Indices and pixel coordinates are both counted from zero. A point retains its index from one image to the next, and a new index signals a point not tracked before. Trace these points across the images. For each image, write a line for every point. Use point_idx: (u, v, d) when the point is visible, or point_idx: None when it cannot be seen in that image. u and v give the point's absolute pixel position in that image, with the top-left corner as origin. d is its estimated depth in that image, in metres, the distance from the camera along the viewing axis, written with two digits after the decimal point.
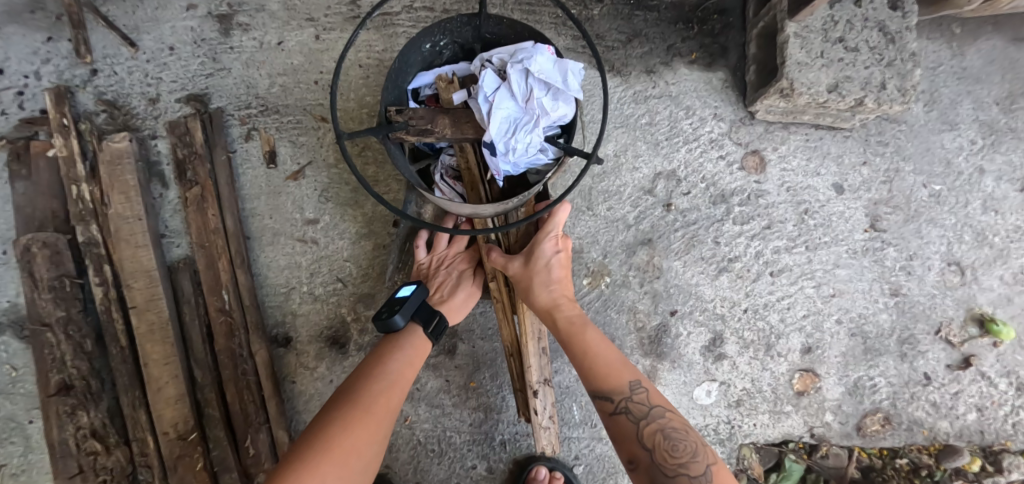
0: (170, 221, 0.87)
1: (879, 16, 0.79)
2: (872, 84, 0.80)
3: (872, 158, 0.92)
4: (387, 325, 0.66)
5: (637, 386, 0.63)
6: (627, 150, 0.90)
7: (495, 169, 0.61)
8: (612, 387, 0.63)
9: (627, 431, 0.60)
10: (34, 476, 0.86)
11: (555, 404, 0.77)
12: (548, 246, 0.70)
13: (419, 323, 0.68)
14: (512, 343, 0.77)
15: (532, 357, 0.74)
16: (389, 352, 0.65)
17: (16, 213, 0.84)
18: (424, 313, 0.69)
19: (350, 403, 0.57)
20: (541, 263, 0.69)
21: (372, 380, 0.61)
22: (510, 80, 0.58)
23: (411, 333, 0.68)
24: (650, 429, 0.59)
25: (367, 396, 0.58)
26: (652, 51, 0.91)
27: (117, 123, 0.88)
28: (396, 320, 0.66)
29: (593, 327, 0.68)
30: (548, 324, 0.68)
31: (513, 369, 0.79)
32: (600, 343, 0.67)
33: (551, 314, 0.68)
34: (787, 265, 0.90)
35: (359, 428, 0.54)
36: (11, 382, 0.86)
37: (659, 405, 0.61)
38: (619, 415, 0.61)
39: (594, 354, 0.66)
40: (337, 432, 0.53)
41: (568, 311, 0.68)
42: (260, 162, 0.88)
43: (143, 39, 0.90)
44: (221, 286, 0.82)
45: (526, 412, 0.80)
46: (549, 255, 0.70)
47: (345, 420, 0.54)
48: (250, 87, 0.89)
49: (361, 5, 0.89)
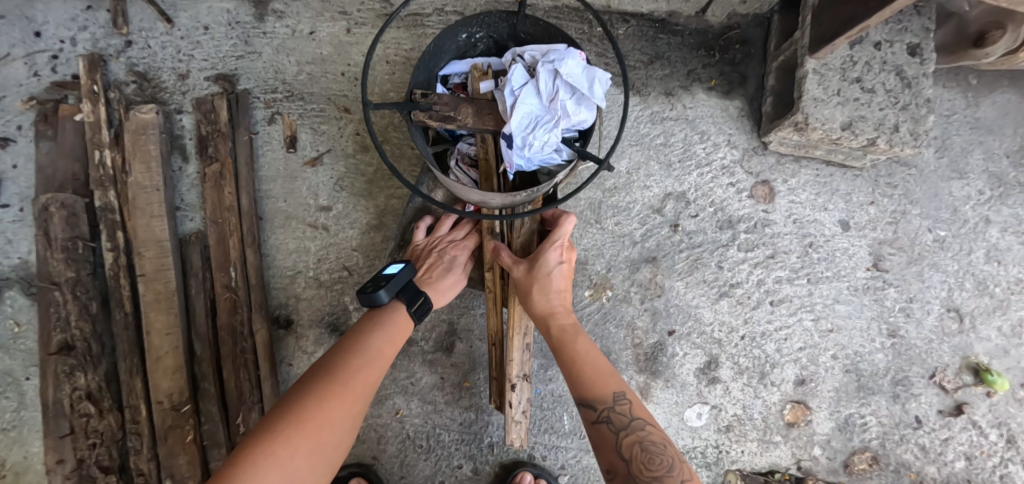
0: (186, 195, 0.89)
1: (898, 60, 0.80)
2: (886, 126, 0.82)
3: (880, 198, 0.93)
4: (372, 299, 0.65)
5: (620, 397, 0.63)
6: (640, 168, 0.91)
7: (508, 161, 0.63)
8: (597, 397, 0.63)
9: (606, 441, 0.60)
10: (23, 432, 0.87)
11: (530, 400, 0.77)
12: (552, 255, 0.71)
13: (403, 302, 0.68)
14: (498, 333, 0.78)
15: (515, 351, 0.74)
16: (366, 330, 0.64)
17: (38, 172, 0.86)
18: (410, 292, 0.69)
19: (324, 383, 0.55)
20: (543, 271, 0.70)
21: (347, 357, 0.60)
22: (538, 78, 0.60)
23: (393, 312, 0.67)
24: (628, 441, 0.59)
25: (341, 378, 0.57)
26: (672, 74, 0.93)
27: (146, 94, 0.90)
28: (380, 295, 0.65)
29: (586, 338, 0.68)
30: (542, 330, 0.70)
31: (494, 357, 0.80)
32: (591, 354, 0.67)
33: (549, 322, 0.69)
34: (787, 295, 0.91)
35: (336, 409, 0.53)
36: (13, 337, 0.87)
37: (641, 418, 0.61)
38: (600, 423, 0.61)
39: (582, 363, 0.66)
40: (310, 415, 0.51)
41: (564, 320, 0.70)
42: (280, 146, 0.90)
43: (180, 16, 0.92)
44: (230, 263, 0.84)
45: (499, 400, 0.80)
46: (552, 265, 0.70)
47: (323, 401, 0.53)
48: (278, 72, 0.91)
49: (394, 3, 0.92)
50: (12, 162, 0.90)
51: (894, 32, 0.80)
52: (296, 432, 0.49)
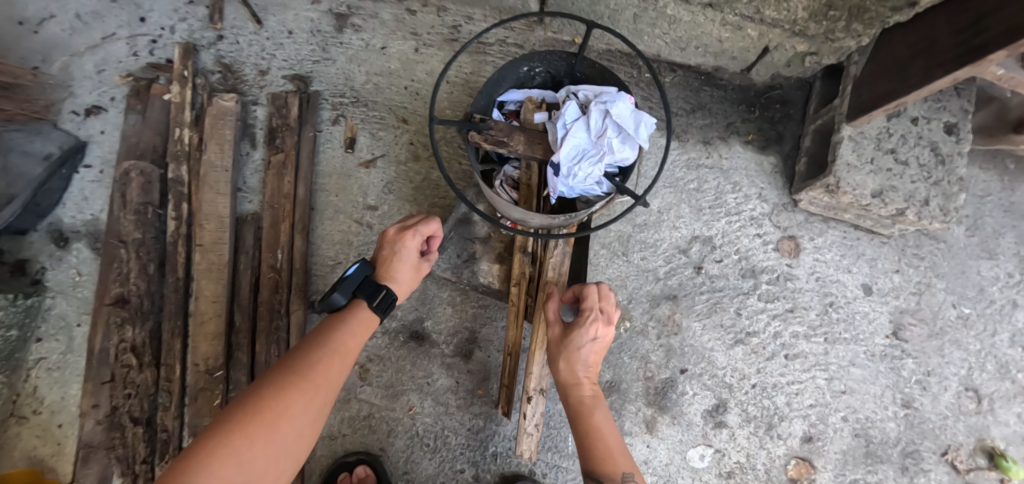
0: (249, 178, 0.97)
1: (934, 138, 0.84)
2: (916, 198, 0.84)
3: (906, 268, 0.95)
4: (329, 303, 0.66)
5: (629, 476, 0.63)
6: (671, 208, 0.95)
7: (552, 187, 0.68)
8: (606, 471, 0.64)
9: None
10: (64, 375, 0.93)
11: (543, 413, 0.80)
12: (587, 332, 0.70)
13: (362, 300, 0.67)
14: (516, 345, 0.82)
15: (535, 366, 0.78)
16: (333, 326, 0.63)
17: (124, 140, 0.95)
18: (368, 290, 0.68)
19: (285, 375, 0.55)
20: (575, 346, 0.70)
21: (312, 351, 0.59)
22: (590, 116, 0.66)
23: (360, 309, 0.66)
24: None
25: (304, 371, 0.56)
26: (712, 124, 0.97)
27: (227, 84, 0.99)
28: (334, 299, 0.65)
29: (605, 414, 0.69)
30: (564, 396, 0.72)
31: (508, 367, 0.83)
32: (607, 428, 0.67)
33: (575, 393, 0.70)
34: (803, 351, 0.92)
35: (293, 399, 0.53)
36: (73, 285, 0.95)
37: None
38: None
39: (596, 436, 0.67)
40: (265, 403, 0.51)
41: (582, 392, 0.70)
42: (339, 145, 0.98)
43: (269, 20, 1.02)
44: (278, 245, 0.90)
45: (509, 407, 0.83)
46: (584, 341, 0.70)
47: (277, 392, 0.53)
48: (347, 79, 0.99)
49: (460, 31, 1.00)
50: (101, 128, 1.01)
51: (931, 110, 0.84)
52: (250, 423, 0.49)
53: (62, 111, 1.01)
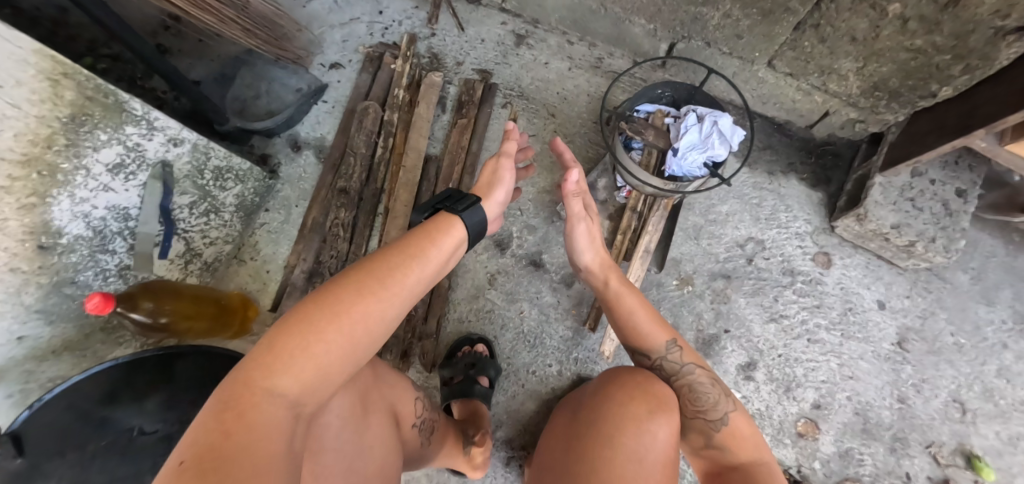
0: (436, 132, 1.35)
1: (945, 196, 1.14)
2: (928, 236, 1.13)
3: (915, 295, 1.22)
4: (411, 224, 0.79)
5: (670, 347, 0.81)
6: (737, 213, 1.26)
7: (668, 165, 1.03)
8: (649, 343, 0.81)
9: (662, 383, 0.80)
10: (279, 238, 1.30)
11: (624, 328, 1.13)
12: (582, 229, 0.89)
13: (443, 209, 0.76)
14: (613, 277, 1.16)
15: None
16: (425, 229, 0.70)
17: (359, 89, 1.36)
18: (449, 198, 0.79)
19: (353, 277, 0.58)
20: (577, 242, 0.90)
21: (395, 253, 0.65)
22: (703, 122, 0.99)
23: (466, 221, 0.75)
24: (681, 382, 0.79)
25: (374, 275, 0.59)
26: (777, 161, 1.30)
27: (433, 66, 1.40)
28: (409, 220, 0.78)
29: (635, 295, 0.84)
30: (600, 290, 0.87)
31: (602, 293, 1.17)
32: (640, 307, 0.82)
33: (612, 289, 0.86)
34: (823, 338, 1.19)
35: (366, 298, 0.57)
36: (299, 178, 1.33)
37: (690, 362, 0.79)
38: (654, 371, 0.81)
39: (634, 316, 0.82)
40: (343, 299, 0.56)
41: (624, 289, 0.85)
42: (504, 122, 1.35)
43: (469, 29, 1.42)
44: (454, 179, 1.26)
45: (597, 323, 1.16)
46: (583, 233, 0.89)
47: (354, 293, 0.57)
48: (517, 79, 1.38)
49: (603, 62, 1.38)
50: (338, 78, 1.42)
51: (946, 176, 1.14)
52: (329, 314, 0.54)
53: (316, 63, 1.43)
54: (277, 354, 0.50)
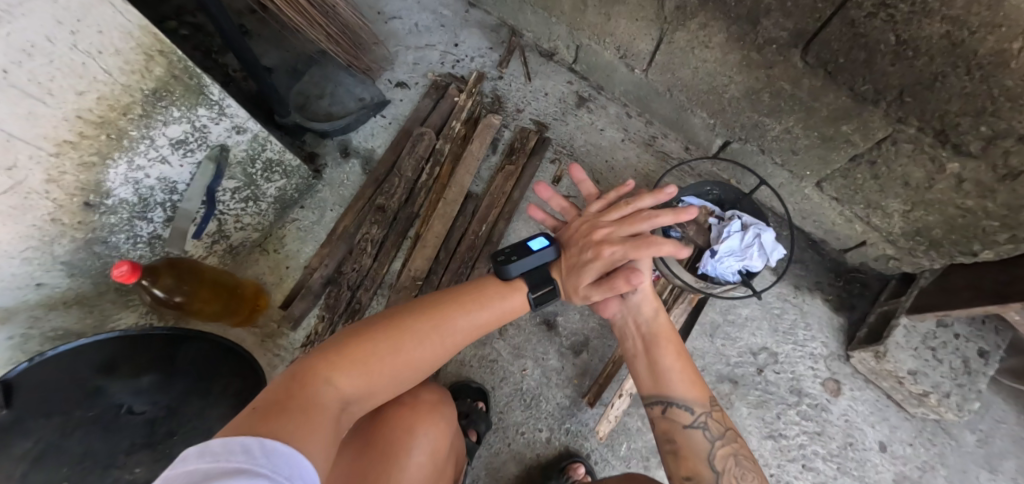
0: (482, 170, 1.37)
1: (966, 354, 1.13)
2: (943, 390, 1.11)
3: (918, 445, 1.19)
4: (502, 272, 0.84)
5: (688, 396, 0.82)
6: (757, 319, 1.26)
7: (702, 263, 1.03)
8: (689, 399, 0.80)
9: (698, 448, 0.77)
10: (305, 237, 1.30)
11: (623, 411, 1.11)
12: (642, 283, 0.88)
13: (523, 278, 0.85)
14: (622, 356, 1.14)
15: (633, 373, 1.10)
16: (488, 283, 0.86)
17: (419, 113, 1.39)
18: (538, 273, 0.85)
19: (408, 309, 0.79)
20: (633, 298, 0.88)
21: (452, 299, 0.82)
22: (747, 232, 0.99)
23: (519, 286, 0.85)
24: (722, 451, 0.76)
25: (438, 315, 0.78)
26: (804, 277, 1.32)
27: (493, 107, 1.44)
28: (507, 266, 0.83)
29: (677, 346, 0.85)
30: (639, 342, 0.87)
31: (608, 369, 1.15)
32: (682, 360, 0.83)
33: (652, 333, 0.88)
34: (817, 467, 1.17)
35: (415, 324, 0.77)
36: (340, 183, 1.35)
37: (730, 429, 0.78)
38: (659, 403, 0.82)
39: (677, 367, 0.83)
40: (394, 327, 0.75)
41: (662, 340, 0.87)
42: (549, 177, 1.38)
43: (536, 80, 1.47)
44: (488, 220, 1.27)
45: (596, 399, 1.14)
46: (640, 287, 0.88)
47: (384, 325, 0.74)
48: (571, 138, 1.41)
49: (656, 141, 1.41)
50: (401, 97, 1.46)
51: (970, 334, 1.14)
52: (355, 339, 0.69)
53: (383, 78, 1.48)
54: (334, 361, 0.68)
